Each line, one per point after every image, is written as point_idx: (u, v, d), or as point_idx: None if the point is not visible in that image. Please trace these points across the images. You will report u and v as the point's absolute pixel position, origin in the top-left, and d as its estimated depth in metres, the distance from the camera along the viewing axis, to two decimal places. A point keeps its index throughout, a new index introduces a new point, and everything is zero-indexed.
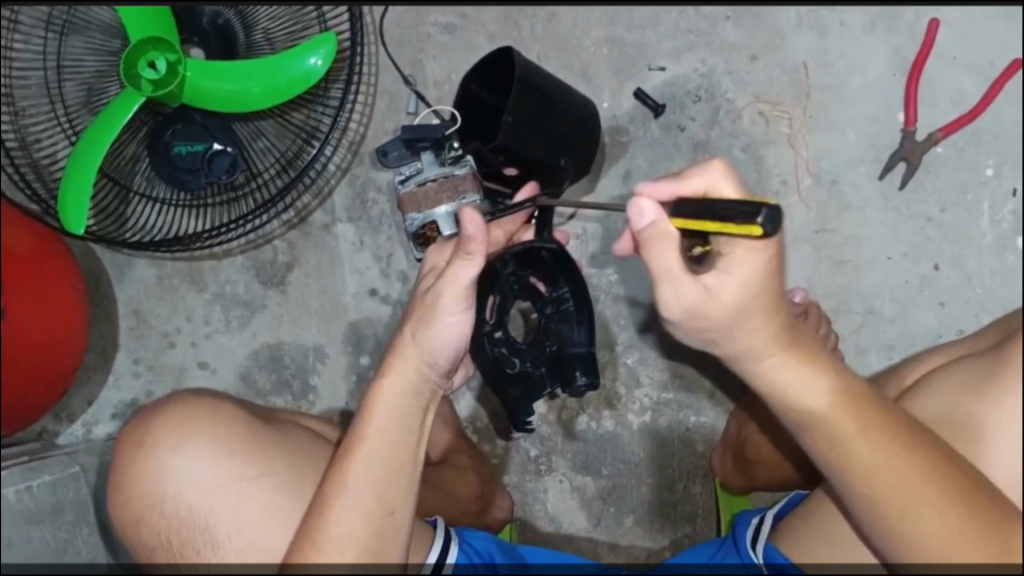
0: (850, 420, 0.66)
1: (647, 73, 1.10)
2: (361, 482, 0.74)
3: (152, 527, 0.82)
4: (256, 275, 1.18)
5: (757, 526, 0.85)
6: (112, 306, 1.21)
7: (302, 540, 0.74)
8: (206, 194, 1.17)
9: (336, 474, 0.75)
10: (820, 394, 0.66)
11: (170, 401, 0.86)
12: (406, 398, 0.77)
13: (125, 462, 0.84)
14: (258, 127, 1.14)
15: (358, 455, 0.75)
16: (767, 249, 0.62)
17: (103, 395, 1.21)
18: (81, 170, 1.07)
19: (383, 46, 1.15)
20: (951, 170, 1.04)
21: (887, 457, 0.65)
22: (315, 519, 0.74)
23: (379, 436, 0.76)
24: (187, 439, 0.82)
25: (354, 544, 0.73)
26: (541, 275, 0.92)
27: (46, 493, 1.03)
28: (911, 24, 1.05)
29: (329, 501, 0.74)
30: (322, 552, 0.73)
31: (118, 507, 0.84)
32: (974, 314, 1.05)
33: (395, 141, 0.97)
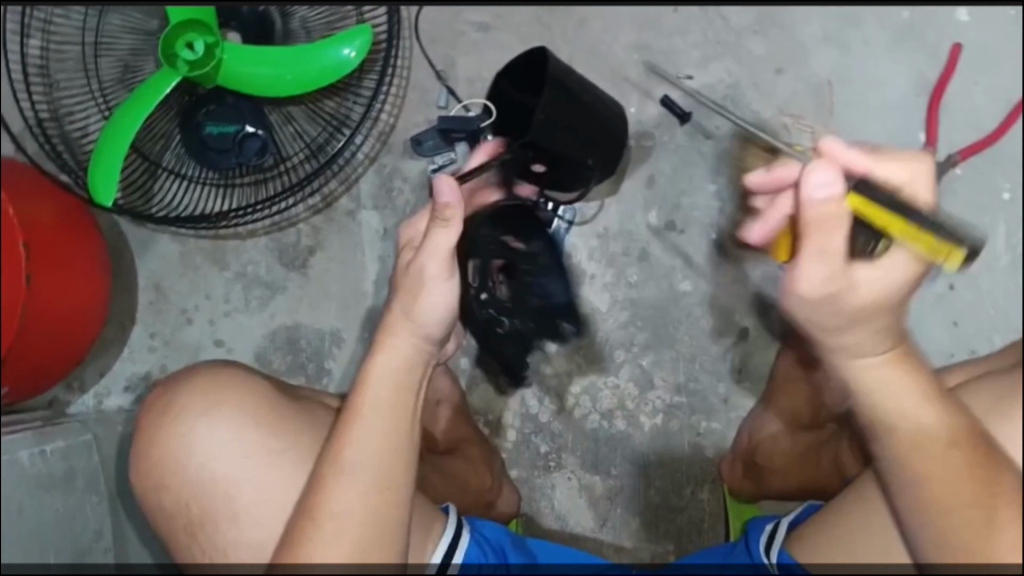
0: (918, 419, 0.68)
1: (675, 80, 1.12)
2: (351, 462, 0.76)
3: (173, 493, 0.83)
4: (277, 258, 1.19)
5: (771, 531, 0.86)
6: (132, 280, 1.22)
7: (303, 511, 0.76)
8: (234, 175, 1.19)
9: (335, 448, 0.77)
10: (898, 386, 0.69)
11: (199, 370, 0.86)
12: (400, 375, 0.78)
13: (150, 428, 0.84)
14: (289, 112, 1.16)
15: (347, 436, 0.77)
16: (839, 241, 0.67)
17: (118, 368, 1.21)
18: (112, 144, 1.09)
19: (417, 41, 1.17)
20: (969, 192, 1.06)
21: (944, 463, 0.67)
22: (317, 492, 0.76)
23: (368, 417, 0.77)
24: (214, 408, 0.83)
25: (351, 517, 0.75)
26: (514, 231, 1.01)
27: (59, 460, 1.04)
28: (935, 47, 1.07)
29: (327, 475, 0.76)
30: (321, 525, 0.75)
31: (141, 473, 0.85)
32: (987, 334, 1.06)
33: (430, 131, 1.01)
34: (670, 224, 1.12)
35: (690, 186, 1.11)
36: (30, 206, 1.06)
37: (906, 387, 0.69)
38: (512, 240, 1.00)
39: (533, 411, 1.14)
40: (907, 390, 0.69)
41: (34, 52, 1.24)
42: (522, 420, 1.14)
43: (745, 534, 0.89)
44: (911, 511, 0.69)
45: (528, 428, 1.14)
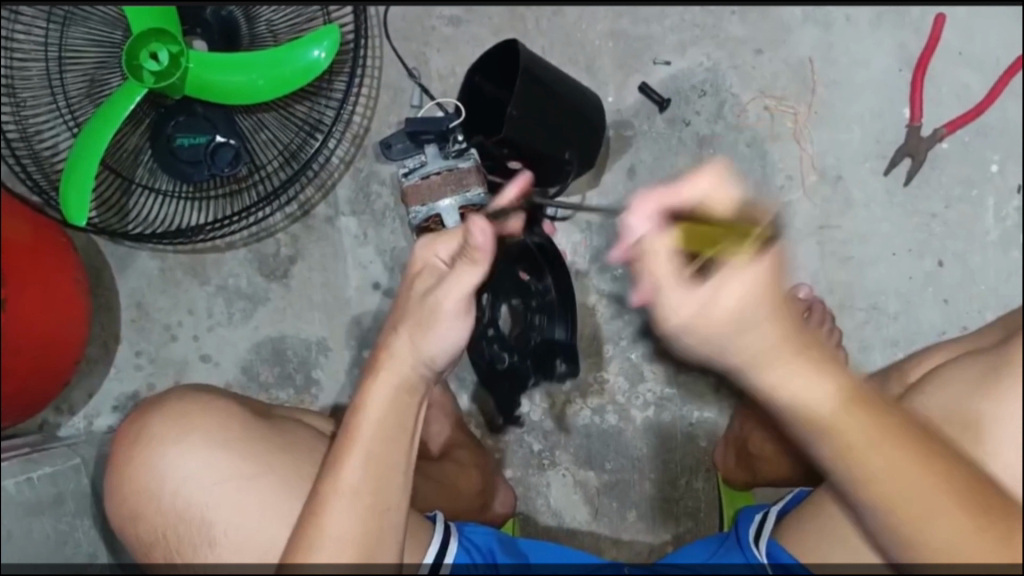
0: (851, 426, 0.61)
1: (653, 67, 1.10)
2: (352, 484, 0.73)
3: (150, 522, 0.82)
4: (258, 269, 1.18)
5: (761, 522, 0.85)
6: (114, 299, 1.20)
7: (300, 534, 0.73)
8: (209, 187, 1.17)
9: (333, 469, 0.74)
10: (815, 394, 0.62)
11: (170, 396, 0.86)
12: (400, 394, 0.75)
13: (124, 458, 0.84)
14: (260, 119, 1.14)
15: (346, 455, 0.74)
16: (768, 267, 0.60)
17: (106, 387, 1.20)
18: (83, 162, 1.07)
19: (387, 39, 1.15)
20: (956, 166, 1.04)
21: (891, 465, 0.61)
22: (314, 513, 0.73)
23: (368, 436, 0.74)
24: (186, 432, 0.82)
25: (351, 536, 0.72)
26: (526, 269, 1.03)
27: (46, 485, 1.03)
28: (918, 19, 1.04)
29: (324, 496, 0.73)
30: (320, 548, 0.72)
31: (115, 502, 0.84)
32: (978, 310, 1.04)
33: (398, 134, 0.98)
34: None
35: (673, 175, 1.09)
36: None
37: (819, 395, 0.62)
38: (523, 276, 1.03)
39: (525, 410, 1.13)
40: (812, 396, 0.62)
41: None
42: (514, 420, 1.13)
43: (735, 525, 0.88)
44: (876, 521, 0.64)
45: (520, 428, 1.13)
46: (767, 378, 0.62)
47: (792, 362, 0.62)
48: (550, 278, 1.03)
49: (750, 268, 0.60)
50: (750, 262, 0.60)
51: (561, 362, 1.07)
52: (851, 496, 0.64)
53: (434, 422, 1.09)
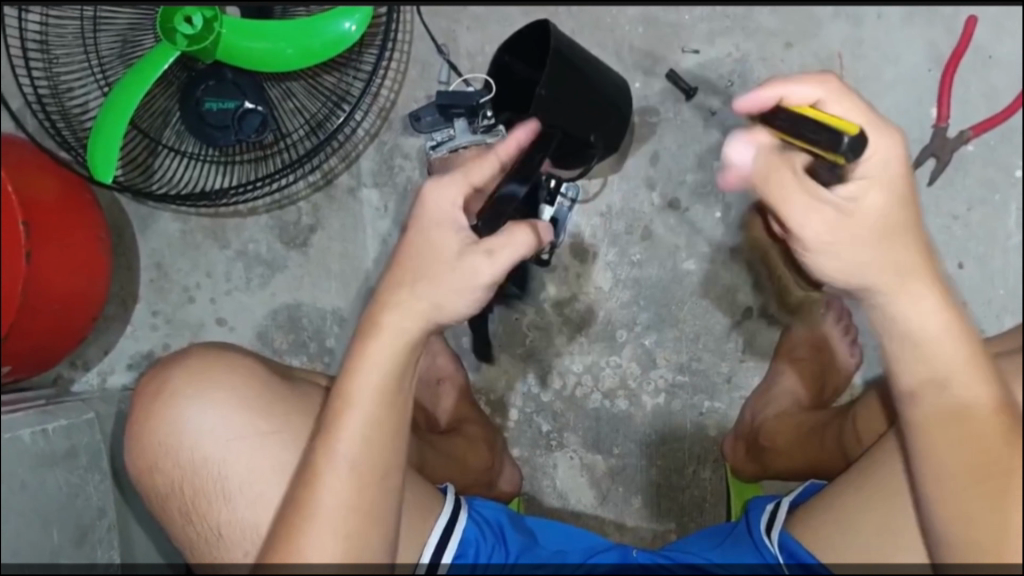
0: (985, 431, 0.63)
1: (681, 55, 1.10)
2: (350, 447, 0.72)
3: (166, 474, 0.83)
4: (278, 236, 1.19)
5: (772, 512, 0.85)
6: (134, 258, 1.21)
7: (296, 497, 0.73)
8: (235, 152, 1.18)
9: (332, 423, 0.73)
10: (967, 393, 0.63)
11: (188, 354, 0.86)
12: (387, 349, 0.72)
13: (144, 410, 0.84)
14: (289, 87, 1.14)
15: (343, 414, 0.72)
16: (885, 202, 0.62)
17: (120, 345, 1.22)
18: (111, 120, 1.08)
19: (419, 14, 1.15)
20: (981, 169, 1.03)
21: (989, 438, 0.63)
22: (311, 473, 0.72)
23: (363, 395, 0.72)
24: (205, 387, 0.83)
25: (353, 498, 0.72)
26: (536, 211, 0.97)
27: (62, 438, 1.03)
28: (950, 19, 1.04)
29: (324, 454, 0.72)
30: (323, 509, 0.72)
31: (133, 454, 0.85)
32: (996, 314, 1.04)
33: (429, 107, 0.97)
34: (674, 202, 1.10)
35: (695, 164, 1.09)
36: (29, 185, 1.05)
37: (986, 401, 0.63)
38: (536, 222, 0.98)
39: (534, 390, 1.14)
40: (951, 349, 0.64)
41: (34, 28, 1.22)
42: (523, 400, 1.14)
43: (745, 514, 0.88)
44: (938, 481, 0.65)
45: (529, 407, 1.14)
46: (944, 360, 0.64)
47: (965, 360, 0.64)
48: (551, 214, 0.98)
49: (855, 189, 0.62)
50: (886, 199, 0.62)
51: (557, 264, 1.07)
52: (929, 483, 0.66)
53: (444, 396, 1.10)
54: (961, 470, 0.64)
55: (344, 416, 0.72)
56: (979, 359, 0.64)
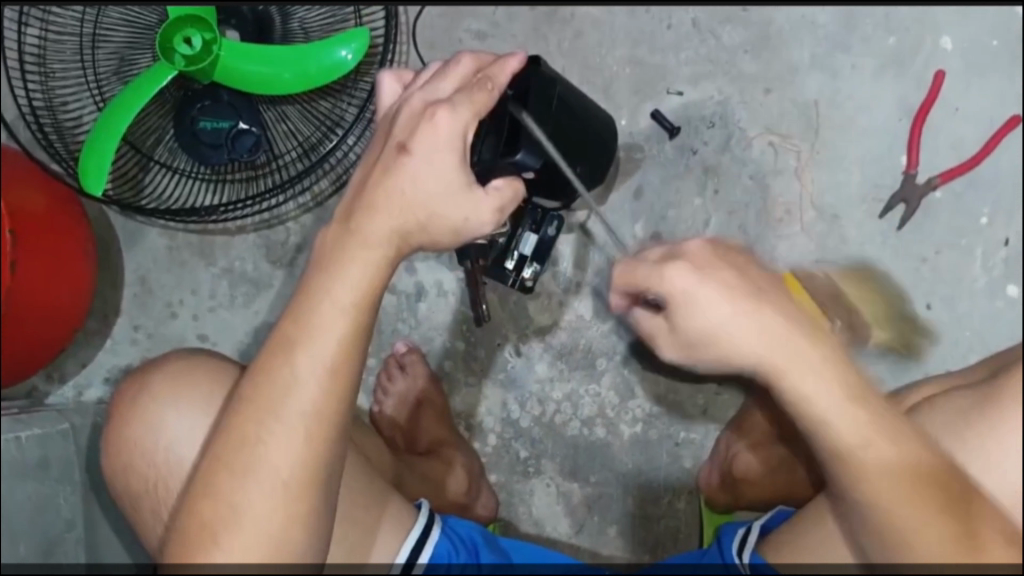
0: (886, 479, 0.68)
1: (666, 95, 1.14)
2: (304, 379, 0.68)
3: (142, 476, 0.82)
4: (265, 255, 1.20)
5: (743, 536, 0.86)
6: (119, 272, 1.22)
7: (236, 427, 0.69)
8: (226, 171, 1.19)
9: (292, 331, 0.69)
10: (865, 453, 0.68)
11: (171, 358, 0.86)
12: (361, 270, 0.69)
13: (124, 409, 0.84)
14: (283, 111, 1.16)
15: (304, 341, 0.68)
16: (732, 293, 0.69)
17: (99, 359, 1.21)
18: (105, 134, 1.09)
19: (414, 46, 1.19)
20: (948, 215, 1.08)
21: (902, 487, 0.67)
22: (265, 383, 0.69)
23: (326, 323, 0.69)
24: (187, 386, 0.83)
25: (309, 412, 0.68)
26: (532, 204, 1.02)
27: (34, 447, 1.02)
28: (920, 73, 1.10)
29: (280, 363, 0.69)
30: (278, 420, 0.68)
31: (110, 456, 0.84)
32: (961, 354, 1.08)
33: None
34: (656, 235, 1.14)
35: (677, 200, 1.13)
36: (17, 195, 1.05)
37: (893, 454, 0.67)
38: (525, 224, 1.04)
39: (514, 416, 1.15)
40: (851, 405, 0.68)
41: (33, 42, 1.24)
42: (502, 425, 1.15)
43: (716, 539, 0.89)
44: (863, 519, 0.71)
45: (507, 433, 1.15)
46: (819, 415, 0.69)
47: (854, 420, 0.68)
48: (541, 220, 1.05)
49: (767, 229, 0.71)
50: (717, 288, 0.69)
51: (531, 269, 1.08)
52: (858, 519, 0.71)
53: (422, 420, 1.10)
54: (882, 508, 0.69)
55: (307, 323, 0.69)
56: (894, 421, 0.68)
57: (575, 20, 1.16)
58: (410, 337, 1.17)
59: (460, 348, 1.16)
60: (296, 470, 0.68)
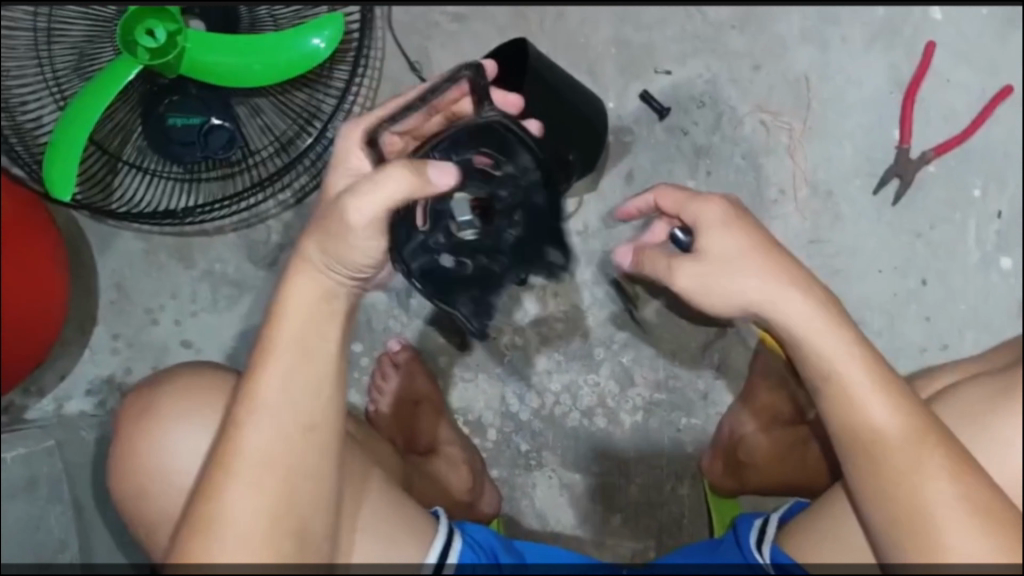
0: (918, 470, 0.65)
1: (653, 75, 1.11)
2: (268, 407, 0.67)
3: (154, 503, 0.79)
4: (247, 256, 1.16)
5: (762, 528, 0.82)
6: (93, 279, 1.16)
7: (214, 460, 0.67)
8: (200, 170, 1.14)
9: (249, 386, 0.68)
10: (874, 422, 0.67)
11: (176, 376, 0.81)
12: (317, 300, 0.68)
13: (128, 431, 0.80)
14: (257, 104, 1.12)
15: (267, 371, 0.67)
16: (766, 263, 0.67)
17: (79, 370, 1.16)
18: (71, 137, 1.03)
19: (390, 31, 1.13)
20: (941, 189, 1.07)
21: (901, 440, 0.66)
22: (224, 439, 0.67)
23: (282, 352, 0.67)
24: (193, 403, 0.79)
25: (266, 464, 0.66)
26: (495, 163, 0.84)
27: (18, 467, 0.98)
28: (910, 43, 1.07)
29: (240, 419, 0.67)
30: (237, 469, 0.66)
31: (116, 483, 0.80)
32: (957, 329, 1.08)
33: None
34: (649, 221, 1.11)
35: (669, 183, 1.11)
36: None
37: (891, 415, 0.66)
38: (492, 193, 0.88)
39: (513, 409, 1.13)
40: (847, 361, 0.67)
41: None
42: (501, 420, 1.13)
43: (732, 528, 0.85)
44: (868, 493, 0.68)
45: (509, 427, 1.13)
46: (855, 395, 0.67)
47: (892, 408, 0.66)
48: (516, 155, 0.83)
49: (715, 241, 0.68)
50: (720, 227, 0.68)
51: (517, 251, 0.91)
52: (880, 523, 0.67)
53: (422, 420, 1.09)
54: (883, 470, 0.66)
55: (262, 377, 0.67)
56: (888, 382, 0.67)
57: None
58: (404, 335, 1.15)
59: (454, 343, 1.14)
60: (259, 523, 0.66)
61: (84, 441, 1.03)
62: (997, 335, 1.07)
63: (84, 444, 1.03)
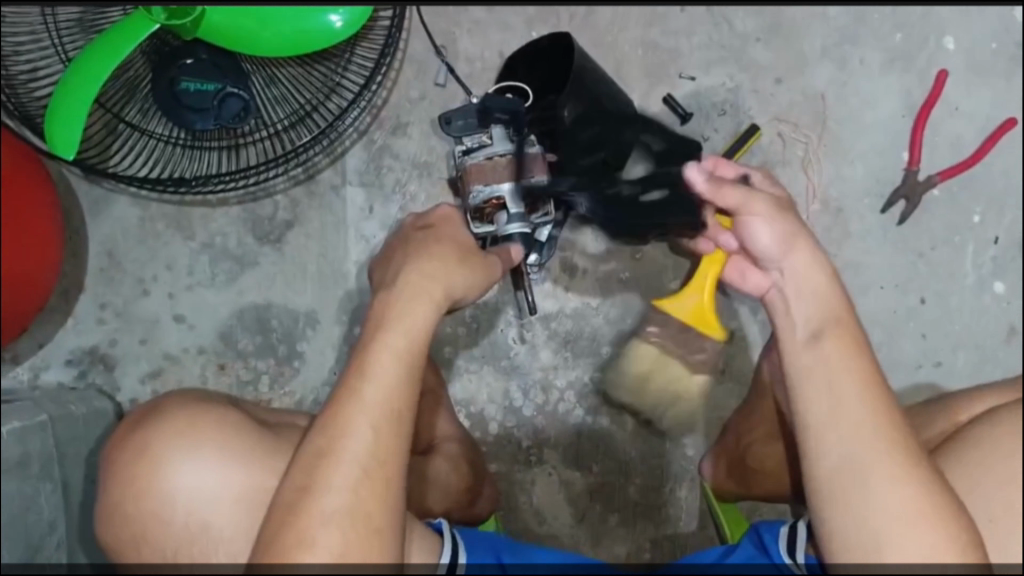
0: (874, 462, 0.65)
1: (677, 80, 1.12)
2: (368, 405, 0.68)
3: (157, 544, 0.74)
4: (250, 230, 1.12)
5: (789, 531, 0.82)
6: (82, 244, 1.11)
7: (307, 459, 0.67)
8: (207, 138, 1.09)
9: (347, 394, 0.68)
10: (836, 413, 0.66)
11: (170, 410, 0.77)
12: (421, 312, 0.71)
13: (119, 471, 0.75)
14: (274, 74, 1.06)
15: (364, 372, 0.69)
16: (811, 264, 0.70)
17: (59, 339, 1.11)
18: (75, 91, 0.95)
19: (418, 12, 1.12)
20: (944, 212, 1.11)
21: (856, 433, 0.65)
22: (319, 441, 0.67)
23: (386, 355, 0.69)
24: (193, 431, 0.75)
25: (365, 462, 0.67)
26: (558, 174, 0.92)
27: (13, 445, 0.89)
28: (923, 71, 1.11)
29: (337, 424, 0.67)
30: (336, 468, 0.66)
31: (112, 529, 0.75)
32: (952, 348, 1.12)
33: (459, 109, 0.91)
34: None
35: None
36: None
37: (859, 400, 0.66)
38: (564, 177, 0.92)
39: (516, 404, 1.12)
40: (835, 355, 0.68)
41: None
42: (504, 414, 1.12)
43: (755, 535, 0.85)
44: (833, 502, 0.66)
45: (511, 421, 1.12)
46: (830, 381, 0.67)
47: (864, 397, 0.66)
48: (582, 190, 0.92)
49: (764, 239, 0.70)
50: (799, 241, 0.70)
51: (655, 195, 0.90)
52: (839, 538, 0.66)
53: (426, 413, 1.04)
54: (850, 476, 0.65)
55: (358, 386, 0.68)
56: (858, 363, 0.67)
57: None
58: None
59: (460, 334, 1.12)
60: (351, 530, 0.65)
61: (73, 418, 1.00)
62: (987, 355, 1.12)
63: (74, 419, 1.00)
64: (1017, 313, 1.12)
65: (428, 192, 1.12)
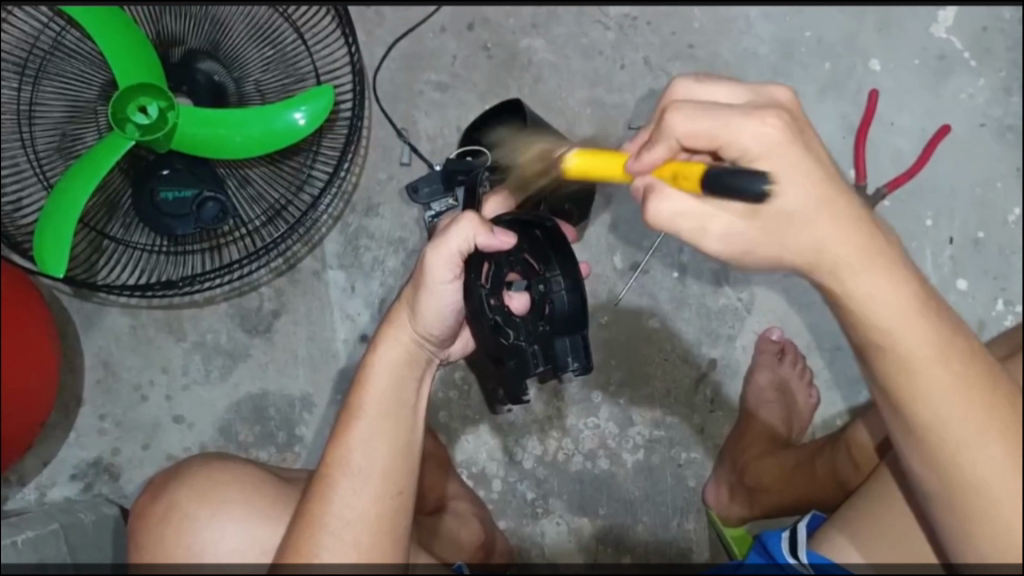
0: (1004, 499, 0.56)
1: (627, 131, 1.18)
2: (361, 466, 0.73)
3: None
4: (239, 324, 1.16)
5: (791, 536, 0.84)
6: (78, 359, 1.15)
7: (303, 518, 0.73)
8: (188, 242, 1.14)
9: (339, 452, 0.74)
10: (914, 356, 0.56)
11: (192, 467, 0.86)
12: (404, 368, 0.77)
13: (152, 531, 0.84)
14: (246, 175, 1.11)
15: (355, 433, 0.74)
16: (881, 281, 0.56)
17: (63, 455, 1.14)
18: (61, 216, 1.01)
19: (376, 101, 1.18)
20: (897, 221, 1.17)
21: (945, 384, 0.56)
22: (317, 502, 0.73)
23: (373, 416, 0.74)
24: (213, 487, 0.83)
25: (358, 523, 0.72)
26: (533, 247, 0.79)
27: (29, 550, 0.97)
28: (855, 94, 1.18)
29: (338, 479, 0.73)
30: (327, 533, 0.72)
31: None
32: None
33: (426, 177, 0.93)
34: (635, 265, 1.16)
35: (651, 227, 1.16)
36: None
37: (925, 334, 0.56)
38: (532, 256, 0.79)
39: (517, 458, 1.15)
40: (885, 286, 0.56)
41: None
42: (506, 469, 1.15)
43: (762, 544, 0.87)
44: (916, 456, 0.59)
45: (513, 476, 1.14)
46: (958, 438, 0.56)
47: (973, 421, 0.56)
48: (562, 261, 0.78)
49: (778, 197, 0.55)
50: (856, 261, 0.56)
51: (542, 322, 0.79)
52: (939, 507, 0.60)
53: (429, 477, 1.05)
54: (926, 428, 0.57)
55: (346, 451, 0.74)
56: (910, 286, 0.56)
57: (533, 67, 1.19)
58: None
59: (453, 398, 1.16)
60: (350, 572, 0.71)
61: (84, 526, 1.03)
62: None
63: (84, 526, 1.03)
64: (983, 306, 1.16)
65: (407, 264, 1.16)
